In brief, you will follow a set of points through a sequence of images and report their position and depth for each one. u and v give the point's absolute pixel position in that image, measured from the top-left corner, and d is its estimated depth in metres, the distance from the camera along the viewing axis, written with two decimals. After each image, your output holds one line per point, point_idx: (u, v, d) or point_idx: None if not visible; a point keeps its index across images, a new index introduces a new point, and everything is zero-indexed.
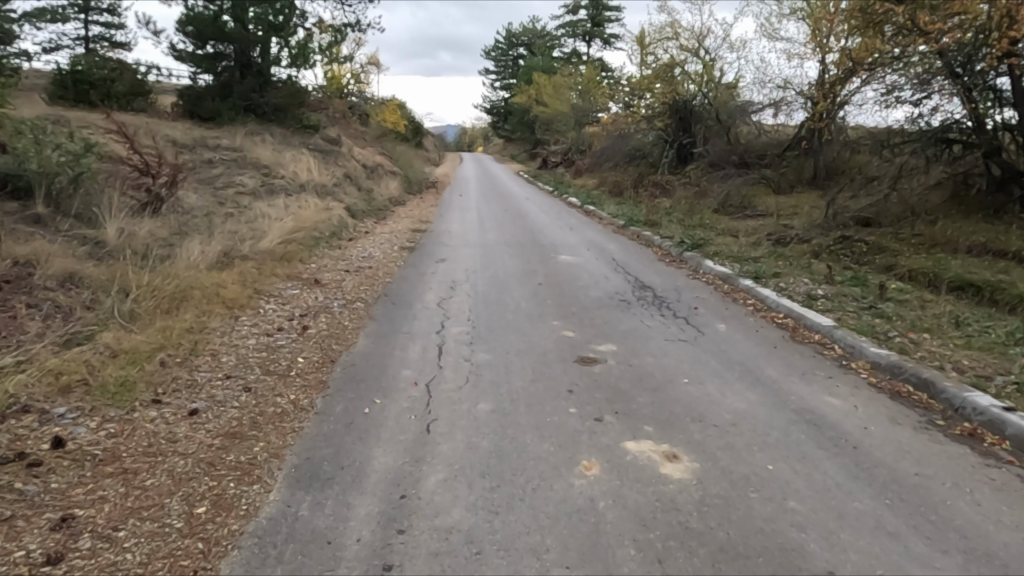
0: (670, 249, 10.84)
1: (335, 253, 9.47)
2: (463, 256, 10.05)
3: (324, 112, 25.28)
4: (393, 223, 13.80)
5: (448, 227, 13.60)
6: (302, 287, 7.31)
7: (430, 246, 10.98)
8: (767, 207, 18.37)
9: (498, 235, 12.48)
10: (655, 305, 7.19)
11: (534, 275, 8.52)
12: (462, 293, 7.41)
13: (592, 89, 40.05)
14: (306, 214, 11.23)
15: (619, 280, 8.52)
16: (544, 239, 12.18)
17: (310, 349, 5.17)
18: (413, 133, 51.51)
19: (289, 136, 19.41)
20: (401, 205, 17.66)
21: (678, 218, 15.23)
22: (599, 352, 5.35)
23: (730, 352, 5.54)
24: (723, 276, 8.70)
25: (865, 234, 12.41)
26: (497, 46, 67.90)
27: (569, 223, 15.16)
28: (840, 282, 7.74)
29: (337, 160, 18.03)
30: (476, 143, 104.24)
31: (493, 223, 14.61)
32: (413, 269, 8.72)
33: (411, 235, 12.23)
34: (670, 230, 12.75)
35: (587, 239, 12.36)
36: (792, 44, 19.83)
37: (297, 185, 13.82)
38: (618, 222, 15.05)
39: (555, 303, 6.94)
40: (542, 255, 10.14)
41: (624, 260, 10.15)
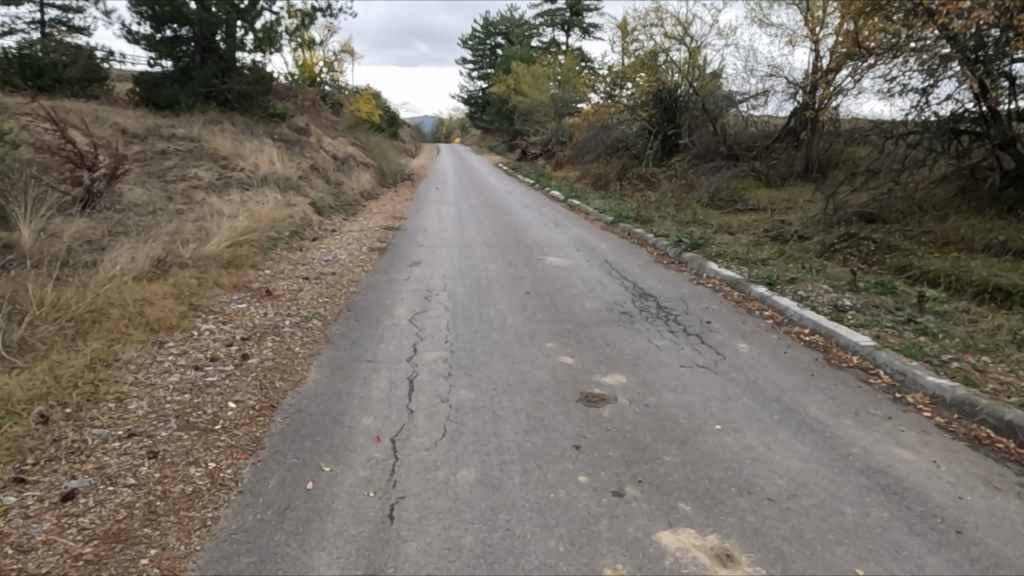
0: (666, 250, 9.91)
1: (294, 256, 8.37)
2: (439, 258, 9.02)
3: (293, 101, 23.99)
4: (363, 220, 12.70)
5: (424, 224, 12.54)
6: (249, 300, 6.23)
7: (403, 246, 9.93)
8: (758, 201, 17.60)
9: (478, 233, 11.46)
10: (660, 319, 6.24)
11: (520, 281, 7.52)
12: (438, 305, 6.38)
13: (572, 79, 39.07)
14: (265, 211, 10.11)
15: (616, 286, 7.55)
16: (528, 237, 11.19)
17: (247, 389, 4.11)
18: (388, 124, 50.11)
19: (254, 125, 18.16)
20: (374, 200, 16.54)
21: (668, 214, 14.36)
22: (605, 386, 4.37)
23: (761, 383, 4.61)
24: (732, 281, 7.77)
25: (870, 231, 11.62)
26: (474, 35, 66.56)
27: (554, 219, 14.17)
28: (866, 290, 6.90)
29: (305, 151, 16.88)
30: (453, 134, 102.79)
31: (472, 219, 13.57)
32: (383, 275, 7.68)
33: (383, 233, 11.17)
34: (664, 228, 11.84)
35: (574, 237, 11.39)
36: (783, 30, 19.00)
37: (259, 178, 12.67)
38: (605, 218, 14.12)
39: (547, 319, 5.97)
40: (527, 257, 9.15)
41: (618, 262, 9.19)
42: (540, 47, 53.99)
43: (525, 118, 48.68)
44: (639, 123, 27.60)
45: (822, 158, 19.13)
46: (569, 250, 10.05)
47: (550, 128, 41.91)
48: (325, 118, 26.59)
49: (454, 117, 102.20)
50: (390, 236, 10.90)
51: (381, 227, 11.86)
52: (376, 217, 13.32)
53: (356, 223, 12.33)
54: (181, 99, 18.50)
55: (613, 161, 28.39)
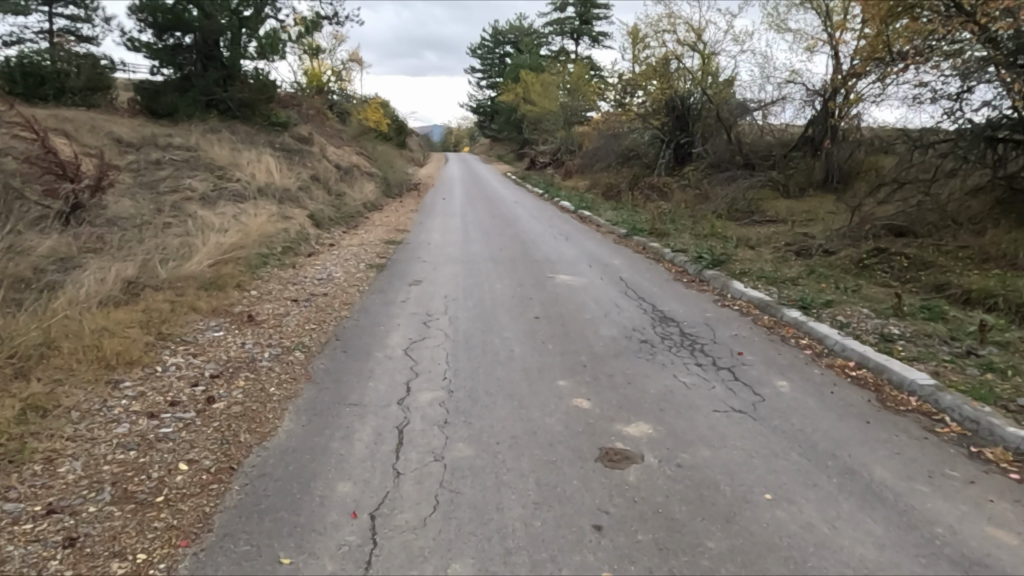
0: (686, 267, 9.26)
1: (285, 275, 7.78)
2: (442, 276, 8.41)
3: (298, 109, 23.55)
4: (364, 233, 12.11)
5: (427, 238, 11.96)
6: (228, 327, 5.61)
7: (403, 262, 9.33)
8: (776, 212, 16.91)
9: (484, 247, 10.85)
10: (685, 350, 5.58)
11: (528, 303, 6.89)
12: (438, 333, 5.74)
13: (582, 87, 38.56)
14: (258, 224, 9.55)
15: (633, 309, 6.89)
16: (537, 252, 10.56)
17: (205, 443, 3.48)
18: (396, 133, 49.72)
19: (255, 134, 17.68)
20: (377, 211, 15.98)
21: (684, 226, 13.72)
22: (628, 438, 3.72)
23: (811, 433, 3.94)
24: (761, 304, 7.09)
25: (901, 246, 10.91)
26: (483, 44, 66.33)
27: (564, 232, 13.54)
28: (913, 316, 6.21)
29: (307, 160, 16.38)
30: (462, 144, 102.61)
31: (478, 231, 12.97)
32: (379, 296, 7.07)
33: (383, 247, 10.59)
34: (681, 243, 11.18)
35: (586, 252, 10.75)
36: (801, 36, 18.33)
37: (256, 189, 12.14)
38: (618, 231, 13.48)
39: (558, 349, 5.32)
40: (536, 275, 8.52)
41: (634, 281, 8.55)
42: (549, 55, 53.51)
43: (534, 127, 48.14)
44: (651, 131, 26.98)
45: (843, 167, 18.45)
46: (581, 266, 9.42)
47: (559, 136, 41.35)
48: (331, 127, 26.13)
49: (463, 126, 101.94)
50: (390, 251, 10.30)
51: (382, 241, 11.28)
52: (377, 230, 12.74)
53: (357, 235, 11.76)
54: (182, 107, 18.05)
55: (623, 171, 27.76)
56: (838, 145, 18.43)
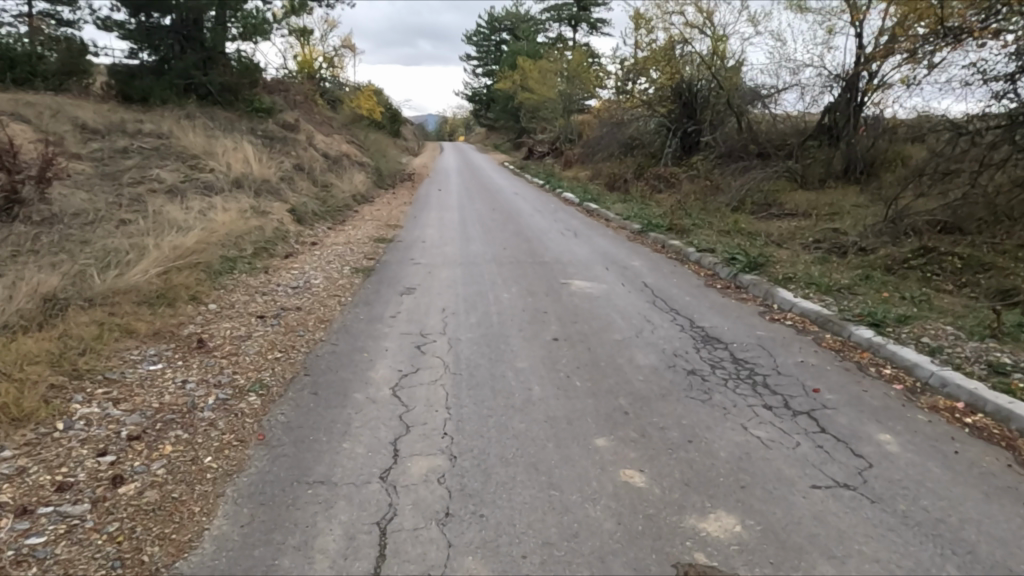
0: (717, 269, 8.14)
1: (254, 282, 6.61)
2: (438, 282, 7.28)
3: (285, 95, 22.26)
4: (352, 229, 10.94)
5: (423, 234, 10.83)
6: (170, 357, 4.45)
7: (394, 264, 8.19)
8: (796, 206, 15.83)
9: (486, 246, 9.72)
10: (745, 386, 4.46)
11: (543, 319, 5.76)
12: (435, 363, 4.61)
13: (581, 74, 37.31)
14: (229, 221, 8.38)
15: (669, 326, 5.76)
16: (546, 251, 9.42)
17: (89, 567, 2.33)
18: (390, 122, 48.34)
19: (237, 121, 16.43)
20: (368, 204, 14.80)
21: (701, 221, 12.62)
22: (711, 544, 2.59)
23: (960, 526, 2.82)
24: (819, 318, 5.98)
25: (949, 243, 9.82)
26: (478, 31, 64.89)
27: (571, 228, 12.40)
28: (1014, 338, 5.10)
29: (292, 149, 15.19)
30: (457, 133, 101.03)
31: (478, 227, 11.83)
32: (363, 309, 5.93)
33: (372, 246, 9.44)
34: (705, 240, 10.05)
35: (600, 252, 9.63)
36: (822, 16, 17.13)
37: (232, 181, 10.95)
38: (630, 226, 12.36)
39: (588, 387, 4.19)
40: (548, 280, 7.40)
41: (660, 287, 7.44)
42: (546, 42, 52.09)
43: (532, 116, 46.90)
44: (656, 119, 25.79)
45: (865, 157, 17.35)
46: (597, 269, 8.32)
47: (558, 125, 40.11)
48: (320, 114, 24.84)
49: (458, 115, 100.34)
50: (380, 250, 9.15)
51: (371, 238, 10.14)
52: (365, 225, 11.55)
53: (344, 232, 10.59)
54: (158, 92, 16.75)
55: (627, 161, 26.57)
56: (860, 133, 17.32)
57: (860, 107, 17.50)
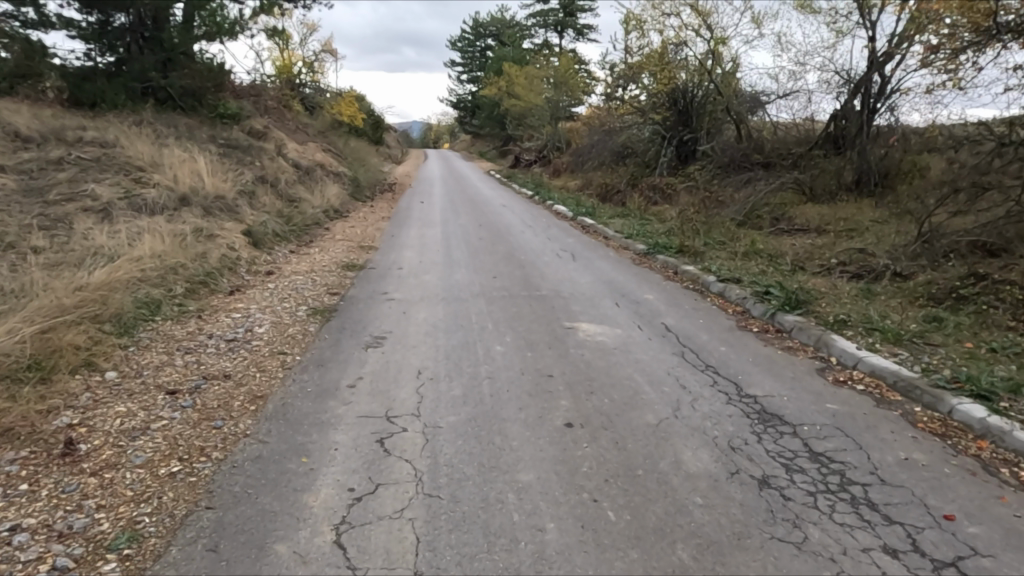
0: (750, 306, 6.85)
1: (179, 334, 5.22)
2: (415, 326, 5.93)
3: (255, 100, 20.76)
4: (318, 252, 9.56)
5: (401, 258, 9.48)
6: (12, 477, 3.04)
7: (363, 300, 6.82)
8: (807, 222, 14.66)
9: (475, 273, 8.37)
10: (844, 508, 3.13)
11: (551, 388, 4.41)
12: (404, 475, 3.25)
13: (570, 80, 36.14)
14: (164, 248, 6.96)
15: (712, 398, 4.43)
16: (543, 280, 8.11)
17: None
18: (372, 129, 46.84)
19: (198, 128, 14.96)
20: (341, 219, 13.40)
21: (711, 239, 11.37)
22: None
23: None
24: (900, 383, 4.66)
25: (1001, 269, 8.59)
26: (463, 37, 63.69)
27: (568, 248, 11.08)
28: None
29: (258, 160, 13.77)
30: (442, 141, 99.81)
31: (464, 249, 10.50)
32: (315, 375, 4.54)
33: (339, 275, 8.07)
34: (725, 266, 8.77)
35: (605, 280, 8.33)
36: (831, 16, 15.99)
37: (179, 198, 9.50)
38: (634, 246, 11.07)
39: (626, 523, 2.85)
40: (549, 323, 6.06)
41: (686, 330, 6.13)
42: (532, 48, 50.94)
43: (519, 123, 45.67)
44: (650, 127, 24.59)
45: (878, 167, 16.19)
46: (605, 304, 6.99)
47: (546, 133, 38.88)
48: (295, 121, 23.34)
49: (443, 123, 98.95)
50: (348, 280, 7.80)
51: (340, 264, 8.77)
52: (335, 247, 10.15)
53: (309, 257, 9.20)
54: (111, 95, 15.20)
55: (619, 170, 25.34)
56: (872, 143, 16.19)
57: (872, 114, 16.36)
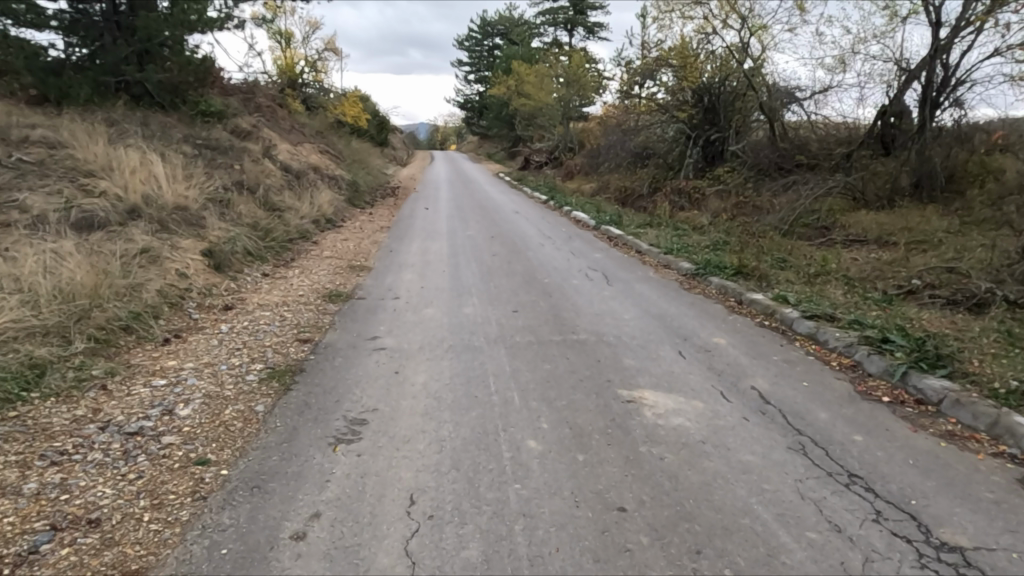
0: (863, 359, 5.10)
1: (54, 428, 3.48)
2: (409, 398, 4.19)
3: (245, 99, 19.03)
4: (299, 276, 7.85)
5: (400, 282, 7.79)
6: None
7: (343, 351, 5.09)
8: (864, 234, 12.91)
9: (490, 306, 6.64)
10: None
11: (629, 546, 2.65)
12: None
13: (583, 78, 34.41)
14: (80, 279, 5.23)
15: (899, 561, 2.67)
16: (577, 316, 6.37)
17: None
18: (377, 130, 45.11)
19: (174, 127, 13.24)
20: (333, 231, 11.71)
21: (768, 254, 9.59)
22: None
23: None
24: None
25: None
26: (471, 36, 62.08)
27: (598, 268, 9.36)
28: None
29: (239, 163, 12.07)
30: (449, 142, 98.39)
31: (475, 269, 8.79)
32: (241, 516, 2.79)
33: (316, 309, 6.35)
34: (802, 294, 7.04)
35: (654, 315, 6.56)
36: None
37: (130, 209, 7.77)
38: (677, 265, 9.32)
39: None
40: (599, 392, 4.31)
41: (791, 402, 4.36)
42: (541, 47, 49.15)
43: (528, 124, 43.95)
44: (673, 126, 22.78)
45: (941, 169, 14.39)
46: (664, 355, 5.26)
47: (558, 134, 37.14)
48: (290, 120, 21.59)
49: (450, 124, 97.46)
50: (327, 318, 6.07)
51: (321, 292, 7.07)
52: (320, 268, 8.45)
53: (285, 283, 7.48)
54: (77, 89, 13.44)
55: (639, 173, 23.55)
56: (933, 141, 14.38)
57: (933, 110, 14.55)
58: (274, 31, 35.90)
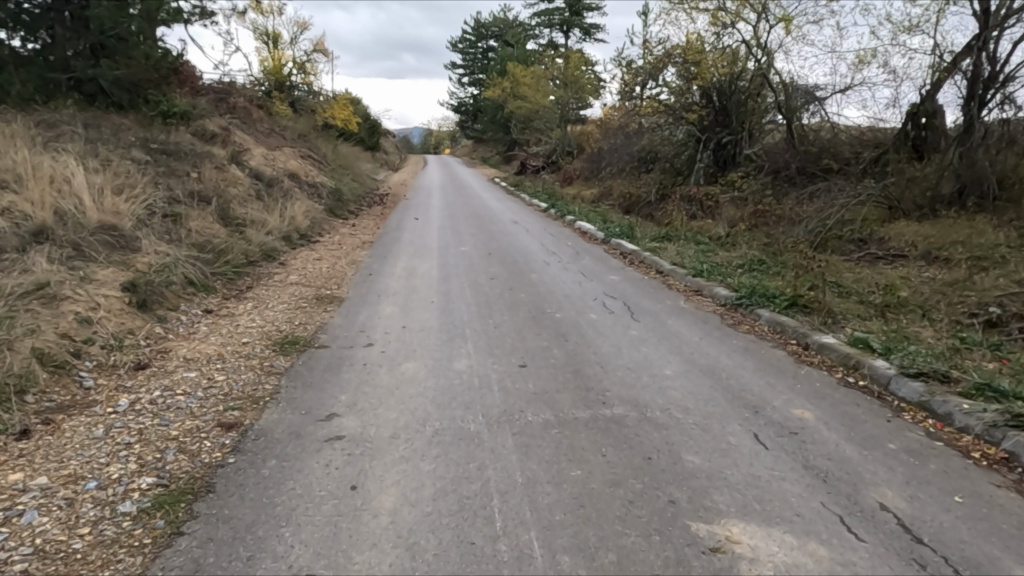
0: (1021, 452, 3.59)
1: None
2: (368, 550, 2.65)
3: (219, 99, 17.49)
4: (250, 313, 6.32)
5: (377, 320, 6.26)
6: None
7: (282, 445, 3.56)
8: (907, 248, 11.47)
9: (490, 358, 5.13)
10: None
11: None
12: None
13: (581, 80, 33.07)
14: None
15: None
16: (606, 373, 4.85)
17: None
18: (367, 134, 43.53)
19: (128, 129, 11.67)
20: (306, 248, 10.19)
21: (817, 276, 8.10)
22: None
23: None
24: None
25: None
26: (464, 38, 60.85)
27: (617, 296, 7.85)
28: None
29: (197, 171, 10.53)
30: (443, 146, 97.16)
31: (471, 299, 7.28)
32: None
33: (259, 367, 4.82)
34: (886, 338, 5.56)
35: (704, 371, 5.05)
36: None
37: (37, 230, 6.20)
38: (711, 291, 7.83)
39: None
40: (664, 532, 2.79)
41: (955, 542, 2.84)
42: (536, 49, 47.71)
43: (524, 127, 42.45)
44: (680, 128, 21.34)
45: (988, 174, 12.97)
46: (738, 444, 3.75)
47: (554, 137, 35.66)
48: (269, 123, 20.00)
49: (444, 128, 96.16)
50: (272, 382, 4.54)
51: (274, 338, 5.54)
52: (280, 300, 6.92)
53: (230, 323, 5.94)
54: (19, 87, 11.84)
55: (644, 179, 22.09)
56: (978, 143, 12.96)
57: (978, 108, 13.13)
58: (260, 31, 34.29)
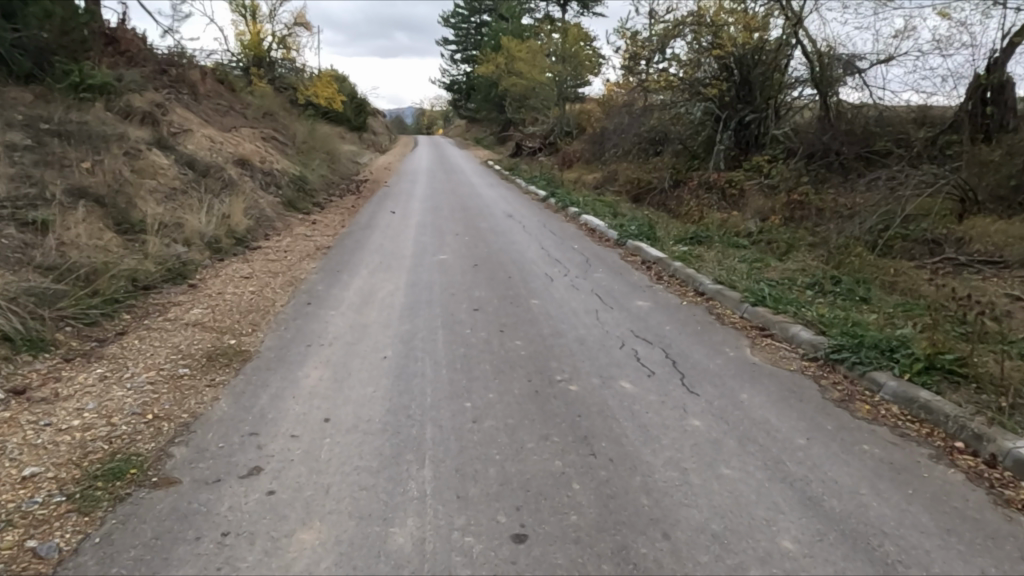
0: None
1: None
2: None
3: (164, 72, 14.97)
4: (87, 393, 3.99)
5: (287, 406, 3.94)
6: None
7: None
8: (998, 252, 9.19)
9: (459, 512, 2.84)
10: None
11: None
12: None
13: (582, 54, 30.53)
14: None
15: None
16: (677, 558, 2.58)
17: None
18: (354, 114, 40.92)
19: (20, 105, 9.24)
20: (237, 261, 7.85)
21: (931, 309, 5.79)
22: None
23: None
24: None
25: None
26: (457, 13, 57.90)
27: (653, 340, 5.53)
28: None
29: (96, 158, 8.15)
30: (435, 126, 94.12)
31: (443, 351, 4.96)
32: None
33: (9, 558, 2.51)
34: None
35: (850, 540, 2.77)
36: None
37: None
38: (786, 333, 5.55)
39: None
40: None
41: None
42: (533, 24, 44.93)
43: (520, 106, 39.66)
44: (696, 105, 18.60)
45: None
46: None
47: (552, 117, 32.99)
48: (228, 99, 17.47)
49: (437, 108, 93.18)
50: None
51: (90, 458, 3.22)
52: (154, 360, 4.59)
53: (34, 420, 3.61)
54: None
55: (653, 163, 19.74)
56: None
57: None
58: (235, 3, 31.50)
